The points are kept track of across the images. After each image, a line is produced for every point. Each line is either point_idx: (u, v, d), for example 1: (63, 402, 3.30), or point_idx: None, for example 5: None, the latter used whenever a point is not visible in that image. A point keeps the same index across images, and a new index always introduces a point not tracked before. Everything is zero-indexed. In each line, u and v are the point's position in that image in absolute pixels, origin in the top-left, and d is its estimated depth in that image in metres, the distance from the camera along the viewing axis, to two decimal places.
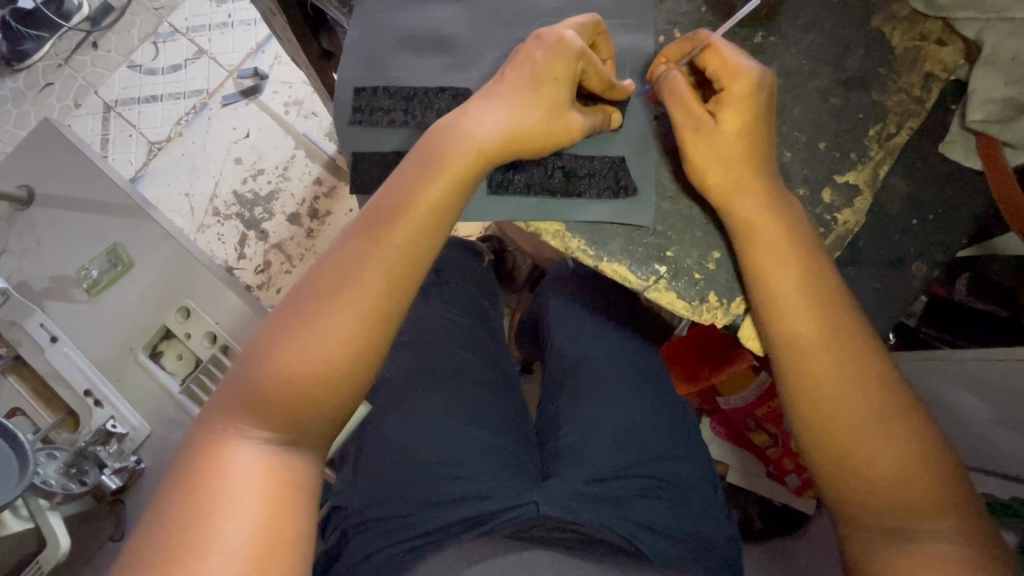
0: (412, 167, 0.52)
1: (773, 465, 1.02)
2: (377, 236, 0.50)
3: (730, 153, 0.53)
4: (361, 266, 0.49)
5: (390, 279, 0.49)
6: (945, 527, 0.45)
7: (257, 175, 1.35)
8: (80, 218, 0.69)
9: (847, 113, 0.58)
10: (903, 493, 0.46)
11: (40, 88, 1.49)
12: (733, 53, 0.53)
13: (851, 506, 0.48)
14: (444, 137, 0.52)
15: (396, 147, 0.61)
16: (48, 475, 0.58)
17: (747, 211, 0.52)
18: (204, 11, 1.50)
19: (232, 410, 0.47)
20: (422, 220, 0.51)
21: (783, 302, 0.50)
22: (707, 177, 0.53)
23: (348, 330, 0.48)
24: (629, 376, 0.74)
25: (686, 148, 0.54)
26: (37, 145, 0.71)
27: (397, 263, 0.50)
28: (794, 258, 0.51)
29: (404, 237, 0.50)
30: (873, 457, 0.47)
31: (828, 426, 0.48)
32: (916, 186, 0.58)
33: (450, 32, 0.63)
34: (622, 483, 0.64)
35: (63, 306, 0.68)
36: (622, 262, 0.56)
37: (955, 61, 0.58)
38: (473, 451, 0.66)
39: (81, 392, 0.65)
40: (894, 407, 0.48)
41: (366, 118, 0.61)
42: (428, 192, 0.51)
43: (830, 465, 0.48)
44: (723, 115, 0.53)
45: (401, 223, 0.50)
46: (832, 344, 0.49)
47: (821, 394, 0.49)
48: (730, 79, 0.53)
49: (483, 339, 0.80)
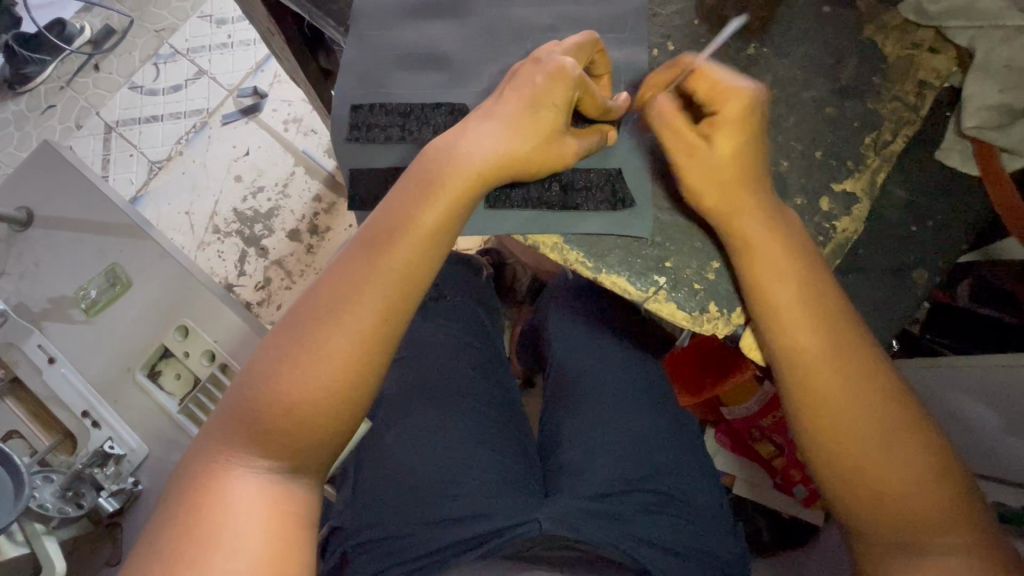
0: (409, 189, 0.52)
1: (779, 477, 1.03)
2: (375, 257, 0.50)
3: (728, 174, 0.52)
4: (361, 289, 0.49)
5: (389, 301, 0.49)
6: (961, 544, 0.44)
7: (257, 193, 1.36)
8: (79, 239, 0.69)
9: (843, 123, 0.57)
10: (916, 511, 0.45)
11: (42, 110, 1.51)
12: (722, 75, 0.52)
13: (861, 524, 0.47)
14: (442, 158, 0.53)
15: (393, 165, 0.61)
16: (44, 498, 0.57)
17: (741, 224, 0.52)
18: (203, 33, 1.52)
19: (230, 437, 0.47)
20: (420, 241, 0.51)
21: (783, 317, 0.50)
22: (703, 199, 0.53)
23: (346, 354, 0.47)
24: (630, 390, 0.73)
25: (682, 171, 0.53)
26: (37, 167, 0.71)
27: (395, 285, 0.50)
28: (794, 270, 0.51)
29: (403, 258, 0.50)
30: (883, 474, 0.46)
31: (837, 444, 0.47)
32: (912, 194, 0.58)
33: (443, 49, 0.63)
34: (625, 498, 0.63)
35: (60, 327, 0.67)
36: (621, 274, 0.56)
37: (949, 68, 0.57)
38: (474, 469, 0.65)
39: (79, 414, 0.64)
40: (903, 423, 0.47)
41: (363, 135, 0.61)
42: (428, 212, 0.51)
43: (839, 483, 0.47)
44: (718, 136, 0.52)
45: (399, 245, 0.50)
46: (840, 361, 0.49)
47: (830, 407, 0.48)
48: (722, 102, 0.52)
49: (483, 351, 0.79)
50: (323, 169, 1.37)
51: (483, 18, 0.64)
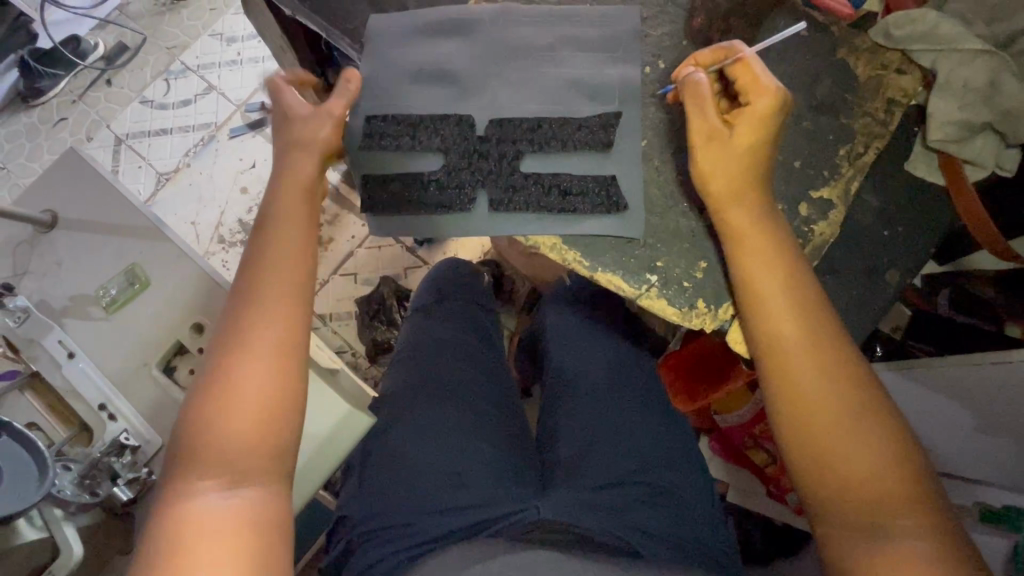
0: (274, 220, 0.59)
1: (773, 485, 1.02)
2: (259, 281, 0.55)
3: (738, 166, 0.56)
4: (259, 306, 0.54)
5: (283, 307, 0.55)
6: (920, 526, 0.46)
7: (262, 205, 1.41)
8: (98, 241, 0.73)
9: (820, 135, 0.62)
10: (878, 494, 0.48)
11: (54, 123, 1.55)
12: (763, 72, 0.56)
13: (833, 510, 0.49)
14: (284, 192, 0.60)
15: (406, 170, 0.65)
16: (64, 485, 0.59)
17: (734, 218, 0.56)
18: (214, 50, 1.58)
19: (180, 463, 0.49)
20: (294, 256, 0.57)
21: (766, 307, 0.54)
22: (710, 184, 0.57)
23: (259, 362, 0.52)
24: (624, 388, 0.76)
25: (699, 155, 0.57)
26: (59, 172, 0.75)
27: (285, 295, 0.55)
28: (779, 263, 0.55)
29: (286, 272, 0.56)
30: (849, 459, 0.49)
31: (806, 434, 0.51)
32: (886, 202, 0.62)
33: (448, 65, 0.68)
34: (620, 490, 0.66)
35: (80, 324, 0.71)
36: (615, 273, 0.60)
37: (915, 87, 0.62)
38: (475, 462, 0.68)
39: (96, 406, 0.67)
40: (867, 410, 0.51)
41: (373, 142, 0.65)
42: (292, 232, 0.58)
43: (810, 468, 0.51)
44: (741, 126, 0.56)
45: (279, 264, 0.56)
46: (810, 353, 0.52)
47: (802, 396, 0.52)
48: (754, 95, 0.55)
49: (484, 353, 0.83)
50: None
51: (487, 35, 0.68)
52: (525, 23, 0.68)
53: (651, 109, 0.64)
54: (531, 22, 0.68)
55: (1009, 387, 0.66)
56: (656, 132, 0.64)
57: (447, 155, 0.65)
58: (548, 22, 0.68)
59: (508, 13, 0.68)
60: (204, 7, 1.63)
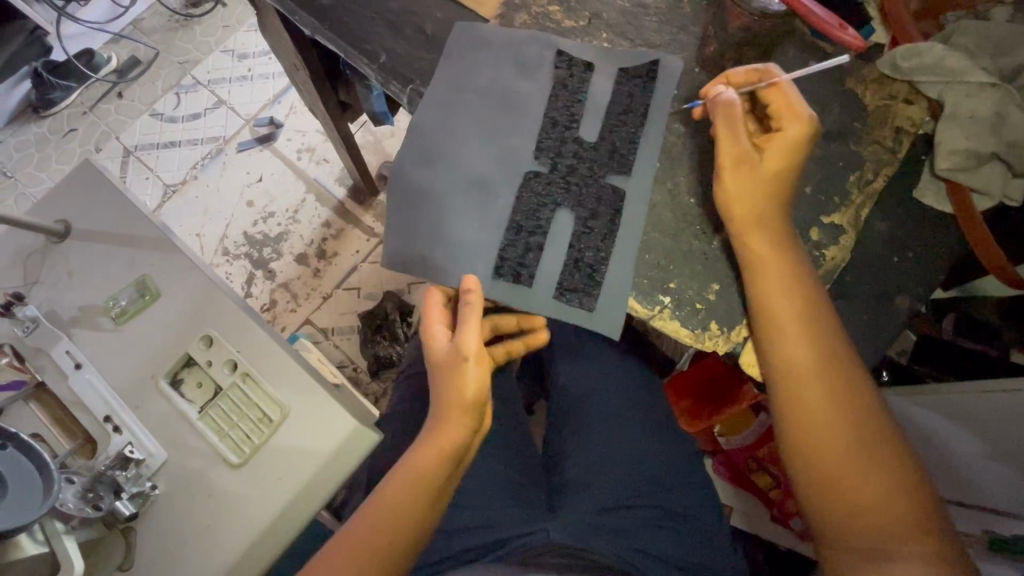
0: (441, 415, 0.58)
1: (777, 509, 1.02)
2: (415, 472, 0.56)
3: (766, 190, 0.57)
4: (385, 511, 0.54)
5: (412, 510, 0.54)
6: (927, 552, 0.48)
7: (268, 218, 1.42)
8: (110, 252, 0.73)
9: (829, 163, 0.63)
10: (883, 520, 0.49)
11: (64, 134, 1.57)
12: (796, 97, 0.57)
13: (840, 535, 0.51)
14: (449, 401, 0.58)
15: (563, 258, 0.62)
16: (66, 498, 0.59)
17: (754, 244, 0.56)
18: (225, 66, 1.60)
19: None
20: (441, 453, 0.56)
21: (780, 327, 0.55)
22: (734, 207, 0.57)
23: (368, 551, 0.52)
24: (633, 410, 0.75)
25: (726, 177, 0.58)
26: (72, 183, 0.75)
27: (414, 500, 0.55)
28: (794, 287, 0.55)
29: (428, 470, 0.56)
30: (855, 482, 0.51)
31: (812, 458, 0.53)
32: (893, 229, 0.63)
33: (476, 167, 0.64)
34: (626, 513, 0.66)
35: (88, 334, 0.70)
36: (627, 294, 0.60)
37: (922, 117, 0.63)
38: (485, 484, 0.69)
39: (101, 418, 0.67)
40: (875, 435, 0.52)
41: (507, 237, 0.63)
42: (449, 432, 0.57)
43: (821, 493, 0.52)
44: (771, 151, 0.57)
45: (432, 468, 0.56)
46: (823, 378, 0.53)
47: (811, 418, 0.53)
48: (788, 122, 0.57)
49: (492, 371, 0.82)
50: (332, 196, 1.43)
51: (461, 83, 0.66)
52: (470, 94, 0.66)
53: (664, 130, 0.64)
54: (482, 72, 0.67)
55: (1010, 417, 0.67)
56: (668, 154, 0.64)
57: (565, 205, 0.63)
58: (479, 67, 0.67)
59: (498, 38, 0.68)
60: (217, 25, 1.65)
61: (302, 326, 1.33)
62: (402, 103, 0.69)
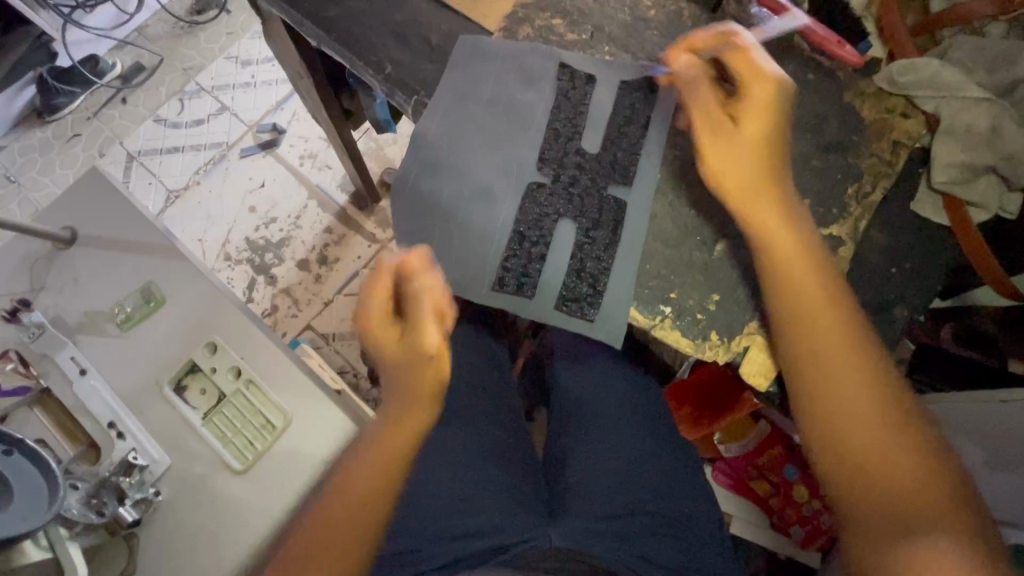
0: (398, 380, 0.62)
1: (776, 516, 1.03)
2: (385, 433, 0.60)
3: (745, 151, 0.58)
4: (364, 464, 0.58)
5: (393, 464, 0.59)
6: (953, 528, 0.47)
7: (270, 223, 1.43)
8: (115, 259, 0.73)
9: (828, 175, 0.64)
10: (905, 495, 0.49)
11: (68, 139, 1.58)
12: (760, 56, 0.59)
13: (861, 510, 0.50)
14: (408, 368, 0.61)
15: (569, 268, 0.63)
16: (72, 505, 0.60)
17: (763, 236, 0.57)
18: (229, 72, 1.61)
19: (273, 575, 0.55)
20: (413, 418, 0.61)
21: (796, 303, 0.55)
22: (717, 177, 0.59)
23: (350, 502, 0.57)
24: (634, 417, 0.76)
25: (701, 145, 0.59)
26: (78, 190, 0.76)
27: (392, 453, 0.59)
28: (810, 267, 0.56)
29: (401, 433, 0.60)
30: (876, 457, 0.51)
31: (831, 431, 0.53)
32: (892, 239, 0.64)
33: (482, 179, 0.65)
34: (628, 520, 0.66)
35: (94, 339, 0.71)
36: (629, 303, 0.61)
37: (919, 131, 0.64)
38: (489, 491, 0.69)
39: (106, 424, 0.67)
40: (894, 411, 0.52)
41: (510, 250, 0.64)
42: (415, 407, 0.61)
43: (841, 468, 0.52)
44: (741, 114, 0.59)
45: (401, 432, 0.60)
46: (841, 354, 0.54)
47: (829, 392, 0.53)
48: (752, 82, 0.59)
49: (493, 378, 0.82)
50: (335, 202, 1.44)
51: (464, 93, 0.67)
52: (474, 105, 0.67)
53: (666, 142, 0.65)
54: (485, 84, 0.68)
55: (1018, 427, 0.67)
56: (670, 165, 0.65)
57: (568, 215, 0.64)
58: (482, 79, 0.68)
59: (500, 50, 0.69)
60: (221, 32, 1.67)
61: (303, 332, 1.34)
62: (406, 113, 0.70)
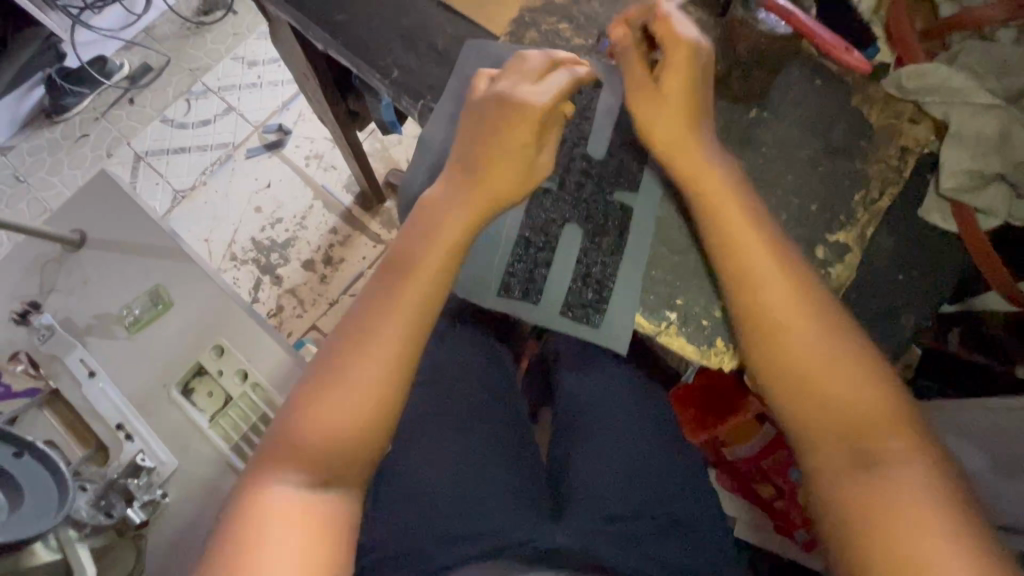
0: (384, 282, 0.60)
1: (780, 520, 1.02)
2: (392, 292, 0.59)
3: (669, 111, 0.61)
4: (367, 345, 0.57)
5: (403, 328, 0.58)
6: (902, 445, 0.51)
7: (276, 223, 1.43)
8: (123, 261, 0.74)
9: (834, 181, 0.63)
10: (857, 419, 0.53)
11: (76, 139, 1.59)
12: (676, 22, 0.60)
13: (818, 439, 0.54)
14: (409, 272, 0.59)
15: (578, 267, 0.62)
16: (80, 507, 0.60)
17: (729, 235, 0.58)
18: (235, 73, 1.62)
19: (275, 460, 0.54)
20: (423, 281, 0.59)
21: (740, 255, 0.58)
22: (653, 139, 0.62)
23: (362, 372, 0.56)
24: (639, 421, 0.76)
25: (634, 112, 0.62)
26: (87, 192, 0.77)
27: (408, 312, 0.58)
28: (752, 226, 0.58)
29: (412, 295, 0.58)
30: (829, 388, 0.54)
31: (787, 371, 0.55)
32: (899, 246, 0.64)
33: None
34: (634, 524, 0.66)
35: (103, 342, 0.72)
36: (634, 310, 0.61)
37: (927, 137, 0.64)
38: (494, 494, 0.68)
39: (114, 426, 0.67)
40: (842, 342, 0.55)
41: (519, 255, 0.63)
42: (427, 261, 0.59)
43: (798, 403, 0.55)
44: (665, 79, 0.61)
45: (409, 287, 0.59)
46: (787, 296, 0.56)
47: (780, 335, 0.56)
48: (670, 48, 0.60)
49: (497, 380, 0.82)
50: (340, 203, 1.44)
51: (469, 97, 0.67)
52: None
53: None
54: None
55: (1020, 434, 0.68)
56: None
57: (573, 220, 0.64)
58: None
59: (506, 53, 0.68)
60: (228, 33, 1.68)
61: (308, 332, 1.34)
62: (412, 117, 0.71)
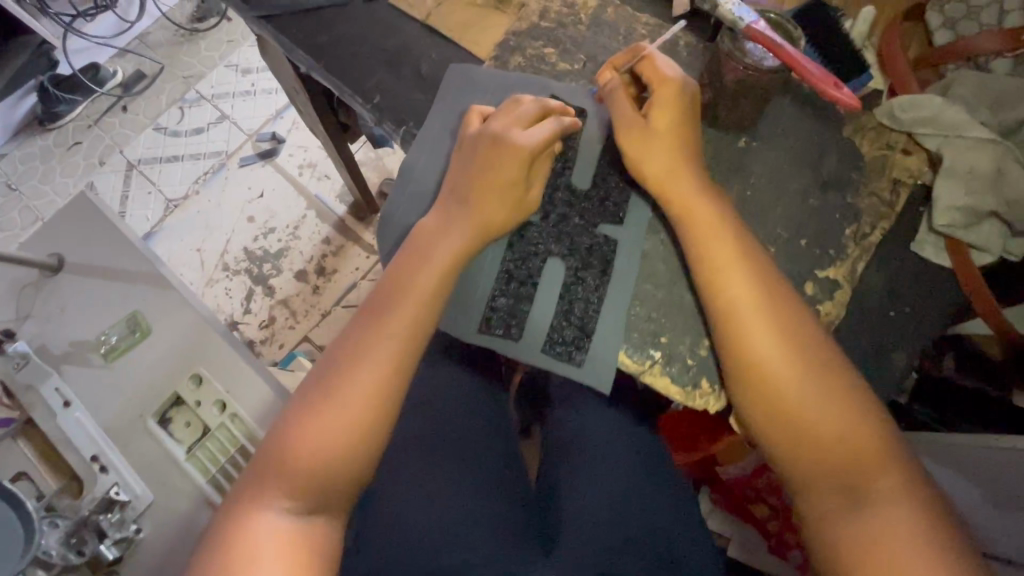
0: (381, 294, 0.60)
1: (774, 540, 1.01)
2: (377, 320, 0.58)
3: (660, 145, 0.60)
4: (359, 365, 0.56)
5: (392, 360, 0.57)
6: (894, 480, 0.50)
7: (268, 234, 1.42)
8: (103, 284, 0.72)
9: (825, 213, 0.62)
10: (848, 456, 0.52)
11: (68, 147, 1.58)
12: (663, 62, 0.61)
13: (809, 475, 0.53)
14: (406, 285, 0.59)
15: (560, 298, 0.61)
16: (49, 545, 0.60)
17: (710, 258, 0.57)
18: (229, 81, 1.61)
19: (260, 484, 0.53)
20: (419, 301, 0.58)
21: (723, 283, 0.56)
22: (644, 170, 0.60)
23: (350, 403, 0.55)
24: (629, 450, 0.74)
25: (625, 145, 0.61)
26: (67, 213, 0.75)
27: (394, 342, 0.57)
28: (736, 253, 0.57)
29: (402, 317, 0.58)
30: (817, 425, 0.53)
31: (774, 409, 0.54)
32: (893, 279, 0.62)
33: None
34: (627, 562, 0.62)
35: (78, 371, 0.70)
36: (619, 346, 0.59)
37: (920, 169, 0.63)
38: (478, 528, 0.66)
39: (88, 457, 0.65)
40: (830, 374, 0.54)
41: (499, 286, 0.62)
42: (420, 282, 0.59)
43: (786, 440, 0.54)
44: (655, 114, 0.60)
45: (401, 307, 0.58)
46: (772, 329, 0.55)
47: (765, 371, 0.54)
48: (659, 85, 0.60)
49: (486, 404, 0.80)
50: (333, 213, 1.43)
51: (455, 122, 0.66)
52: None
53: None
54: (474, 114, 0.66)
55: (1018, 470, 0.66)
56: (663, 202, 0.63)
57: (557, 253, 0.62)
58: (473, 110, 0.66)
59: (491, 80, 0.67)
60: (222, 40, 1.66)
61: (301, 343, 1.33)
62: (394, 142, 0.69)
